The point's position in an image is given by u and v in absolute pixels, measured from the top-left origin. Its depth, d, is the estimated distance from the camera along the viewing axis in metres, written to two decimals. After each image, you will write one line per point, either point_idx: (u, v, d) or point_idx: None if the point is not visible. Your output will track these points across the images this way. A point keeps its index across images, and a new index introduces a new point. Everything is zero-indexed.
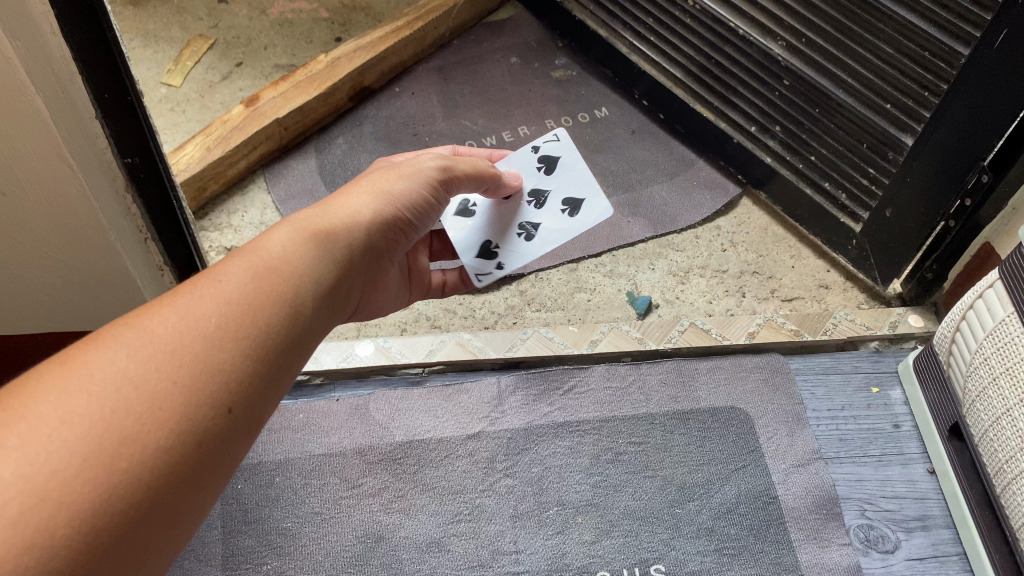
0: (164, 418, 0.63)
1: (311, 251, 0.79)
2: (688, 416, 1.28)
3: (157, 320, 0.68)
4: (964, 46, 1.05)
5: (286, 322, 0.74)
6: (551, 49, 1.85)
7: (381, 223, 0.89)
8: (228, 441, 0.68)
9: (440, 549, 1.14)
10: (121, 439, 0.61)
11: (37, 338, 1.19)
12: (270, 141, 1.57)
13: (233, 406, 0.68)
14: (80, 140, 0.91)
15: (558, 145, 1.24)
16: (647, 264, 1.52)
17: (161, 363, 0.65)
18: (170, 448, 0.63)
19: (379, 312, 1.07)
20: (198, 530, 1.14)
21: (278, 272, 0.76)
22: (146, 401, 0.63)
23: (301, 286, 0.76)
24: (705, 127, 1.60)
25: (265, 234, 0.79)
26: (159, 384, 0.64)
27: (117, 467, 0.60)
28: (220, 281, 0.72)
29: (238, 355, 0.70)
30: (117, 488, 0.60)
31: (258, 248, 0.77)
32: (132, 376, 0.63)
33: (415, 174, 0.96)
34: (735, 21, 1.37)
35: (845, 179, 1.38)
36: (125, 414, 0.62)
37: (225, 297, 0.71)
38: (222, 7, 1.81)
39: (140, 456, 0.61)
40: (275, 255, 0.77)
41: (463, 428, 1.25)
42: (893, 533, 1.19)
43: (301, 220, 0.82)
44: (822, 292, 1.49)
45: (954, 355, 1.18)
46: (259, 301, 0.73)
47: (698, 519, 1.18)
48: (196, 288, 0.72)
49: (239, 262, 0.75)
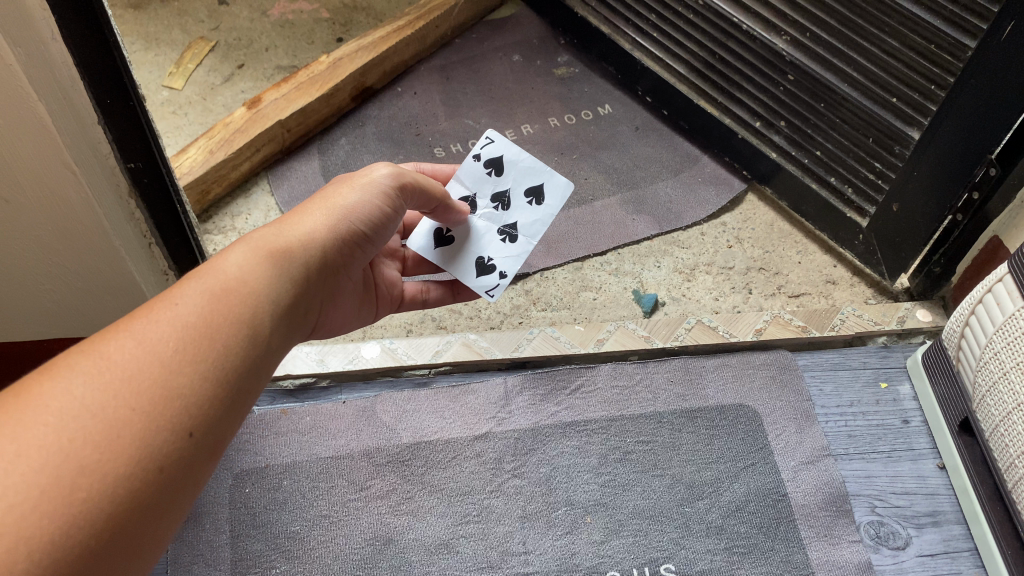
0: (124, 445, 0.64)
1: (267, 271, 0.80)
2: (696, 414, 1.28)
3: (113, 346, 0.68)
4: (971, 39, 1.05)
5: (244, 344, 0.75)
6: (553, 47, 1.84)
7: (336, 239, 0.88)
8: (191, 465, 0.68)
9: (449, 551, 1.14)
10: (81, 469, 0.61)
11: (43, 344, 1.18)
12: (273, 143, 1.56)
13: (194, 429, 0.69)
14: (82, 145, 0.90)
15: (498, 143, 1.25)
16: (652, 262, 1.52)
17: (119, 392, 0.65)
18: (130, 475, 0.64)
19: (340, 329, 1.07)
20: (208, 535, 1.14)
21: (235, 294, 0.76)
22: (104, 429, 0.63)
23: (257, 308, 0.77)
24: (710, 123, 1.59)
25: (220, 256, 0.79)
26: (117, 411, 0.65)
27: (76, 498, 0.61)
28: (177, 305, 0.73)
29: (195, 378, 0.70)
30: (79, 519, 0.60)
31: (214, 270, 0.77)
32: (89, 405, 0.64)
33: (370, 186, 0.94)
34: (739, 17, 1.37)
35: (850, 174, 1.37)
36: (82, 444, 0.62)
37: (183, 320, 0.72)
38: (223, 9, 1.81)
39: (99, 485, 0.62)
40: (231, 276, 0.77)
41: (470, 429, 1.25)
42: (904, 529, 1.19)
43: (256, 241, 0.82)
44: (829, 288, 1.48)
45: (963, 349, 1.17)
46: (216, 324, 0.74)
47: (707, 517, 1.18)
48: (150, 313, 0.72)
49: (195, 285, 0.75)
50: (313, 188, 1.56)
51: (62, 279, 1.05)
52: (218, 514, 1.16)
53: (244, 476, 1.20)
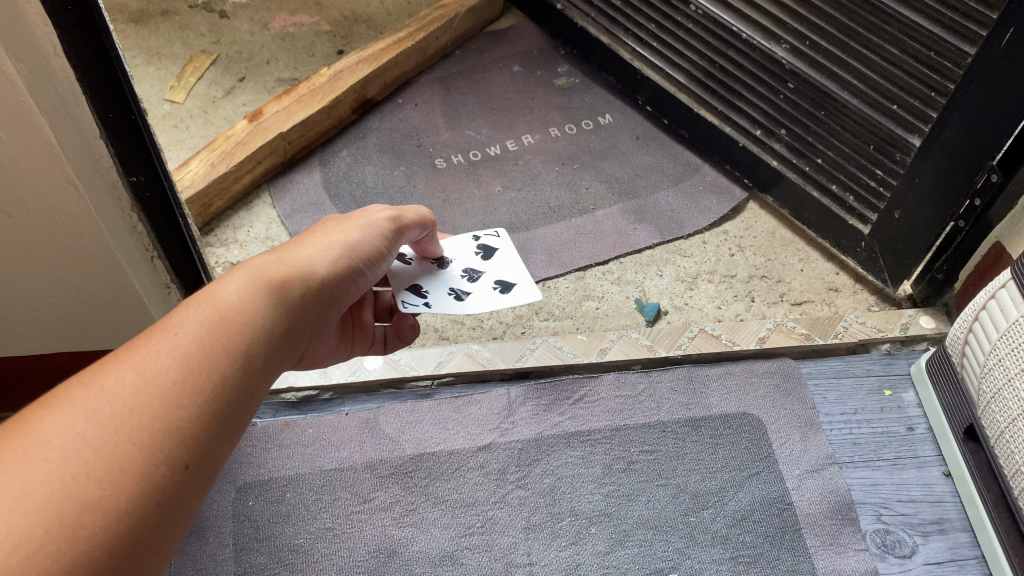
0: (125, 480, 0.59)
1: (265, 300, 0.76)
2: (700, 423, 1.27)
3: (113, 377, 0.63)
4: (971, 46, 1.05)
5: (242, 374, 0.71)
6: (553, 58, 1.86)
7: (335, 273, 0.86)
8: (190, 497, 0.64)
9: (453, 563, 1.13)
10: (83, 506, 0.57)
11: (46, 358, 1.17)
12: (274, 155, 1.56)
13: (192, 462, 0.64)
14: (85, 159, 0.90)
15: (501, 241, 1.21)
16: (655, 271, 1.51)
17: (120, 424, 0.61)
18: (131, 511, 0.59)
19: (321, 364, 1.02)
20: (211, 547, 1.13)
21: (233, 323, 0.72)
22: (105, 463, 0.59)
23: (257, 336, 0.73)
24: (711, 132, 1.59)
25: (215, 284, 0.76)
26: (119, 444, 0.60)
27: (77, 535, 0.55)
28: (175, 334, 0.68)
29: (196, 412, 0.65)
30: (82, 557, 0.55)
31: (212, 298, 0.73)
32: (90, 439, 0.59)
33: (367, 226, 0.92)
34: (739, 26, 1.37)
35: (852, 181, 1.37)
36: (85, 478, 0.57)
37: (182, 350, 0.68)
38: (224, 22, 1.82)
39: (100, 523, 0.57)
40: (229, 306, 0.73)
41: (474, 440, 1.25)
42: (910, 537, 1.18)
43: (252, 271, 0.78)
44: (832, 295, 1.48)
45: (967, 356, 1.17)
46: (215, 353, 0.69)
47: (712, 527, 1.17)
48: (147, 341, 0.68)
49: (193, 314, 0.71)
50: (314, 199, 1.56)
51: (61, 290, 1.04)
52: (221, 528, 1.15)
53: (247, 489, 1.20)
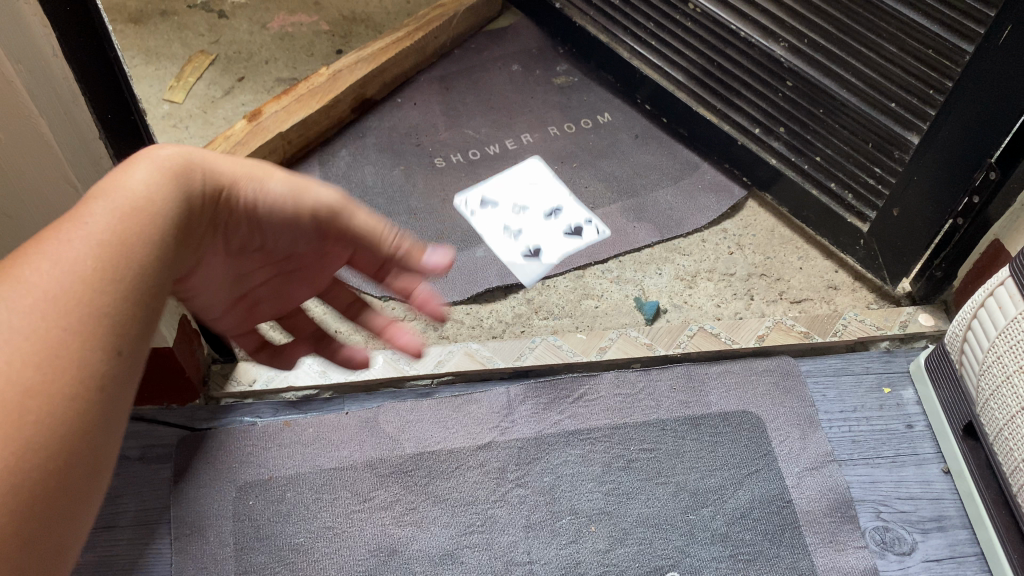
0: (64, 364, 0.55)
1: (176, 186, 0.69)
2: (699, 421, 1.28)
3: (26, 270, 0.57)
4: (969, 44, 1.05)
5: (166, 259, 0.66)
6: (552, 57, 1.86)
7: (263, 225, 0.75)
8: (127, 384, 0.59)
9: (453, 562, 1.13)
10: (26, 391, 0.52)
11: None
12: (273, 155, 1.57)
13: (126, 345, 0.59)
14: (83, 159, 0.91)
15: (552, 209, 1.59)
16: (654, 269, 1.52)
17: (43, 311, 0.56)
18: (76, 393, 0.55)
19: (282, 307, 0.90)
20: (212, 547, 1.14)
21: (145, 210, 0.66)
22: (40, 348, 0.54)
23: (170, 223, 0.67)
24: (709, 130, 1.59)
25: (116, 174, 0.67)
26: (46, 331, 0.55)
27: (16, 426, 0.51)
28: (83, 223, 0.62)
29: (116, 300, 0.60)
30: (27, 446, 0.51)
31: (115, 186, 0.66)
32: (14, 328, 0.54)
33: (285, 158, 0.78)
34: (737, 24, 1.37)
35: (850, 179, 1.37)
36: (22, 366, 0.53)
37: (94, 237, 0.61)
38: (222, 22, 1.82)
39: (45, 413, 0.53)
40: (136, 193, 0.66)
41: (474, 439, 1.25)
42: (909, 535, 1.18)
43: (157, 158, 0.70)
44: (831, 293, 1.48)
45: (966, 353, 1.17)
46: (133, 238, 0.64)
47: (712, 524, 1.17)
48: (56, 234, 0.61)
49: (99, 203, 0.64)
50: None
51: None
52: (222, 527, 1.15)
53: (248, 488, 1.20)
